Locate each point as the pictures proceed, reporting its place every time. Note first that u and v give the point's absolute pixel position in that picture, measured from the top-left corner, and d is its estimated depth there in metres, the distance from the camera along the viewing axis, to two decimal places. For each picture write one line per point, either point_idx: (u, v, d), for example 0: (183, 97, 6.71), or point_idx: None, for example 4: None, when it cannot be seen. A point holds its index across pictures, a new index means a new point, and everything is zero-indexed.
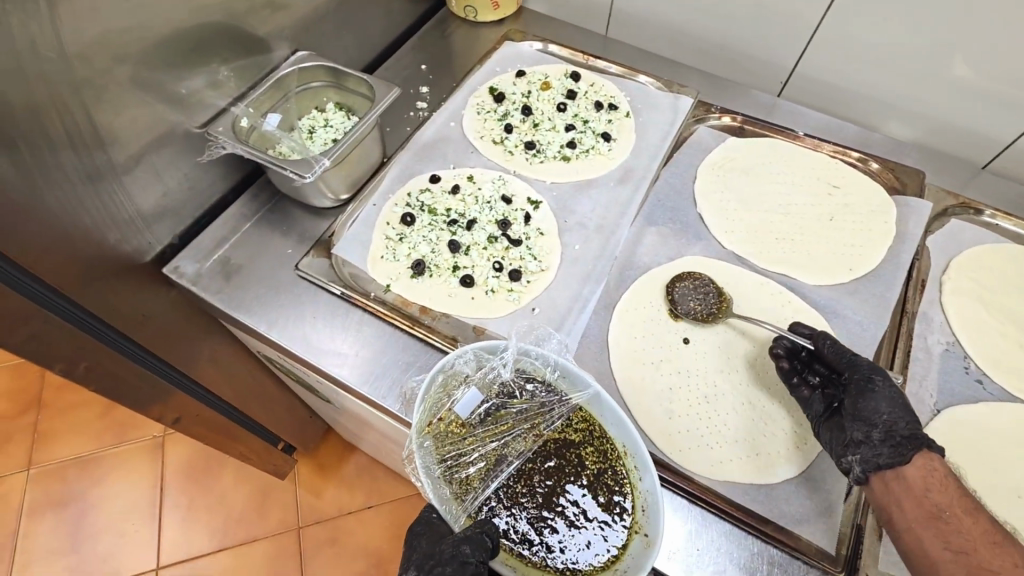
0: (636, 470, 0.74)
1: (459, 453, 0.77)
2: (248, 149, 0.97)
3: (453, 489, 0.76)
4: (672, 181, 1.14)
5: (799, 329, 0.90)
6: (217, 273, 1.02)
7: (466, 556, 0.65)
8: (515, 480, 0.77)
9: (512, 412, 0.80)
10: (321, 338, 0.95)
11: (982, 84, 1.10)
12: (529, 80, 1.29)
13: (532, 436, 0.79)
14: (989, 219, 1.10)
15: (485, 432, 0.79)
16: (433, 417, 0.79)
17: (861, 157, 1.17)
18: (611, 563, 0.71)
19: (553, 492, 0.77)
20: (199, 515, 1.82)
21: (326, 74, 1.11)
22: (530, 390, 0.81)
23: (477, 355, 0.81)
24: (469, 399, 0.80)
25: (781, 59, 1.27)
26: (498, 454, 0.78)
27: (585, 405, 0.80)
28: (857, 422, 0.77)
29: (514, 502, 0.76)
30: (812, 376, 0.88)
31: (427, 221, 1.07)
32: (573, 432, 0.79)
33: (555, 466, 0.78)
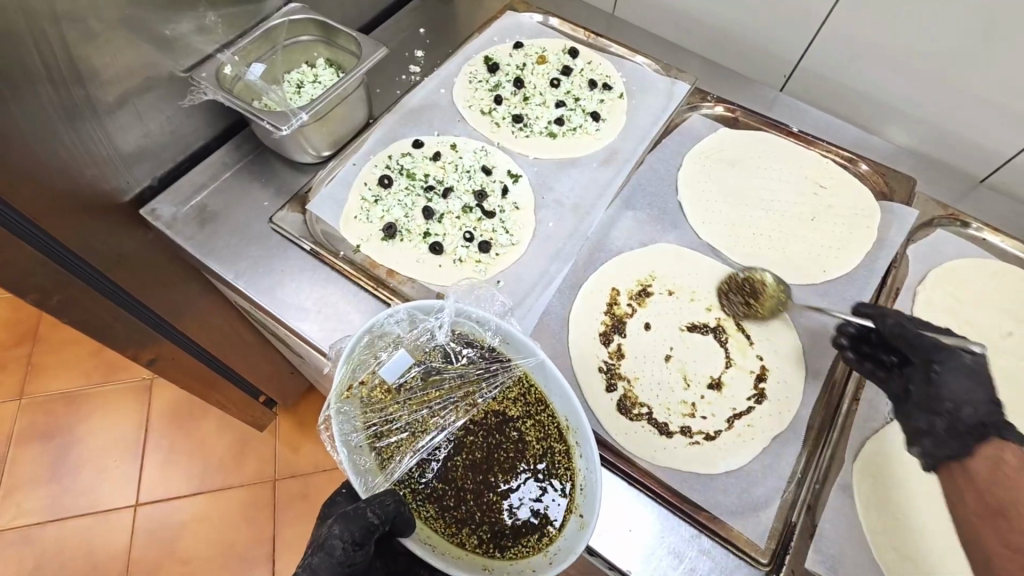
0: (576, 447, 0.78)
1: (383, 419, 0.78)
2: (227, 97, 0.96)
3: (376, 459, 0.76)
4: (657, 166, 1.13)
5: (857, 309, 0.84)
6: (194, 219, 1.03)
7: (333, 540, 0.66)
8: (446, 450, 0.80)
9: (444, 378, 0.82)
10: (287, 292, 0.96)
11: (988, 92, 1.07)
12: (525, 52, 1.27)
13: (464, 405, 0.81)
14: (976, 232, 1.08)
15: (413, 399, 0.81)
16: (354, 380, 0.79)
17: (852, 157, 1.14)
18: (542, 546, 0.75)
19: (489, 464, 0.79)
20: (180, 458, 1.87)
21: (317, 28, 1.10)
22: (469, 356, 0.83)
23: (412, 316, 0.82)
24: (397, 361, 0.81)
25: (785, 51, 1.24)
26: (426, 421, 0.80)
27: (528, 372, 0.83)
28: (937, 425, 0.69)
29: (445, 471, 0.79)
30: (886, 357, 0.82)
31: (405, 186, 1.07)
32: (511, 402, 0.82)
33: (491, 435, 0.81)
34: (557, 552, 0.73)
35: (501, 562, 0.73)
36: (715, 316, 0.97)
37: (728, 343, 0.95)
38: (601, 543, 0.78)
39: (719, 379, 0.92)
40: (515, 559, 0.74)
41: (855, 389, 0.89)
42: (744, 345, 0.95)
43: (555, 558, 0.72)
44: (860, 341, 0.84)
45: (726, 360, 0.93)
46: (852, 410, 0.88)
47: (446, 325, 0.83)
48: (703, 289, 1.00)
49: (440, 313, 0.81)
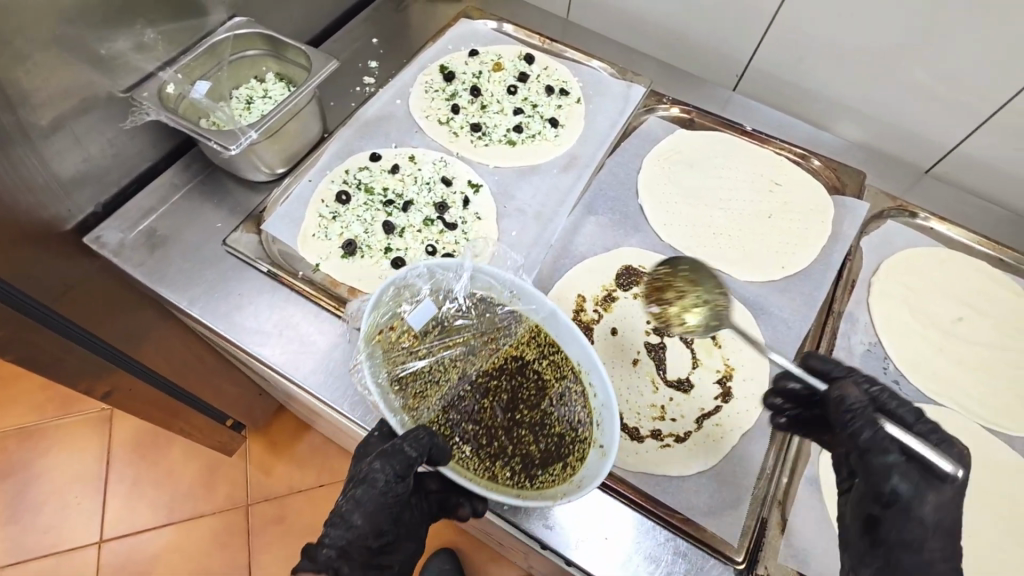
0: (589, 384, 0.83)
1: (410, 362, 0.86)
2: (171, 117, 0.92)
3: (406, 399, 0.83)
4: (617, 170, 1.13)
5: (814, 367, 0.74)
6: (142, 245, 0.99)
7: (375, 473, 0.72)
8: (472, 393, 0.86)
9: (464, 326, 0.90)
10: (245, 316, 0.93)
11: (929, 85, 1.11)
12: (481, 59, 1.26)
13: (485, 351, 0.88)
14: (924, 222, 1.12)
15: (437, 344, 0.88)
16: (382, 326, 0.85)
17: (806, 155, 1.17)
18: (567, 475, 0.78)
19: (512, 404, 0.85)
20: (145, 489, 1.79)
21: (264, 42, 1.07)
22: (485, 307, 0.91)
23: (432, 271, 0.89)
24: (422, 309, 0.88)
25: (735, 52, 1.26)
26: (450, 364, 0.87)
27: (541, 322, 0.88)
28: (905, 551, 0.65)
29: (472, 411, 0.84)
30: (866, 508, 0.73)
31: (363, 201, 1.05)
32: (527, 348, 0.88)
33: (511, 377, 0.87)
34: (582, 480, 0.76)
35: (531, 491, 0.77)
36: None
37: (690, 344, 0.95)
38: (579, 555, 0.78)
39: (686, 379, 0.92)
40: (544, 489, 0.77)
41: None
42: (710, 345, 0.95)
43: (582, 483, 0.75)
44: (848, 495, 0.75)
45: (693, 360, 0.94)
46: None
47: (464, 278, 0.90)
48: (669, 291, 1.01)
49: (458, 269, 0.89)
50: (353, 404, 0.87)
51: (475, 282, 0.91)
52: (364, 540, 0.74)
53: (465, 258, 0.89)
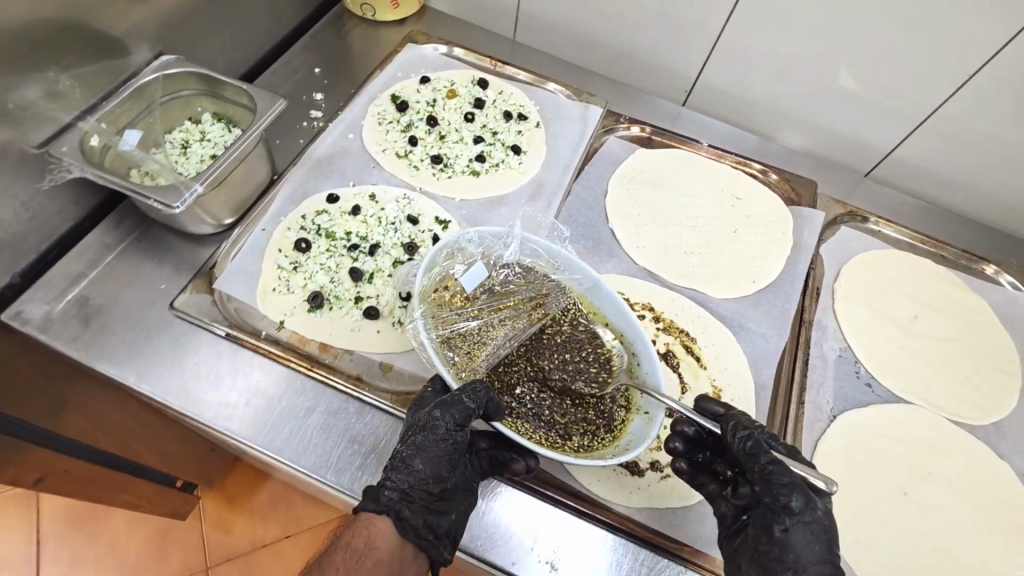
0: (633, 353, 0.88)
1: (461, 320, 0.91)
2: (101, 175, 0.81)
3: (459, 355, 0.87)
4: (584, 196, 1.12)
5: (708, 408, 0.80)
6: (72, 316, 0.88)
7: (435, 421, 0.75)
8: (524, 352, 0.90)
9: (515, 291, 0.93)
10: (203, 386, 0.84)
11: (866, 94, 1.17)
12: (434, 87, 1.21)
13: (536, 314, 0.92)
14: (873, 225, 1.18)
15: (489, 307, 0.92)
16: (437, 286, 0.91)
17: (763, 169, 1.20)
18: (611, 442, 0.83)
19: (564, 368, 0.88)
20: (86, 568, 1.61)
21: (198, 81, 0.98)
22: (533, 274, 0.94)
23: (482, 239, 0.94)
24: (473, 272, 0.93)
25: (684, 68, 1.28)
26: (501, 323, 0.91)
27: (583, 293, 0.92)
28: (757, 570, 0.70)
29: (524, 369, 0.88)
30: (722, 467, 0.81)
31: (325, 247, 0.97)
32: (575, 314, 0.92)
33: (562, 340, 0.90)
34: (627, 445, 0.81)
35: (579, 451, 0.81)
36: (663, 342, 0.98)
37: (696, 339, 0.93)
38: None
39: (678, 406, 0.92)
40: (588, 451, 0.82)
41: (798, 393, 0.96)
42: (696, 367, 0.96)
43: (629, 446, 0.80)
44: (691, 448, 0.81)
45: (681, 386, 0.94)
46: (800, 415, 0.94)
47: (513, 246, 0.94)
48: (649, 316, 1.00)
49: (508, 238, 0.94)
50: (339, 472, 0.81)
51: (523, 250, 0.95)
52: (424, 487, 0.74)
53: (515, 227, 0.94)
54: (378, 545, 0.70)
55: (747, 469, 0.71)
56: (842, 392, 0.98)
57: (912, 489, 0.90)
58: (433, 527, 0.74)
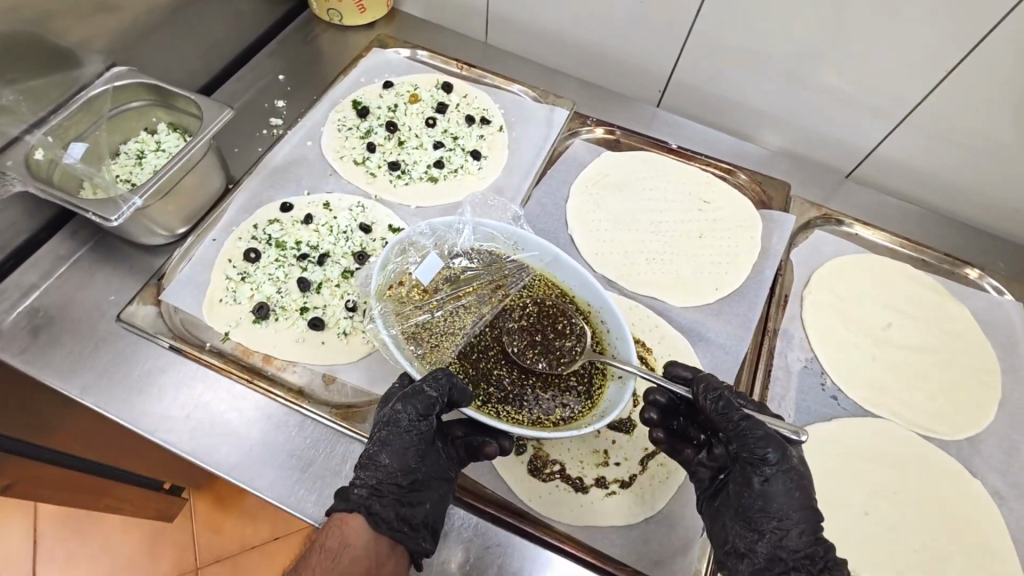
0: (599, 321, 0.90)
1: (420, 310, 0.91)
2: (42, 189, 0.82)
3: (420, 351, 0.86)
4: (545, 201, 1.10)
5: (676, 373, 0.81)
6: (23, 329, 0.89)
7: (397, 415, 0.75)
8: (488, 336, 0.90)
9: (474, 277, 0.95)
10: (146, 399, 0.84)
11: (846, 89, 1.11)
12: (396, 91, 1.20)
13: (496, 297, 0.93)
14: (849, 228, 1.14)
15: (449, 297, 0.93)
16: (393, 282, 0.91)
17: (731, 169, 1.15)
18: (589, 412, 0.83)
19: (527, 350, 0.89)
20: (79, 567, 1.65)
21: (150, 91, 0.98)
22: (489, 258, 0.96)
23: (434, 230, 0.95)
24: (428, 264, 0.94)
25: (655, 65, 1.23)
26: (461, 311, 0.92)
27: (544, 270, 0.95)
28: (742, 525, 0.71)
29: (488, 355, 0.89)
30: (696, 432, 0.81)
31: (274, 257, 0.97)
32: (535, 293, 0.94)
33: (523, 321, 0.91)
34: (605, 411, 0.82)
35: (555, 427, 0.82)
36: None
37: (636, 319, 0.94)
38: None
39: (629, 420, 0.89)
40: (567, 425, 0.82)
41: None
42: (649, 379, 0.92)
43: (606, 412, 0.81)
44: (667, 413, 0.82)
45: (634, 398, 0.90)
46: None
47: (466, 232, 0.95)
48: None
49: (459, 225, 0.95)
50: (276, 486, 0.80)
51: (477, 236, 0.96)
52: (393, 480, 0.74)
53: (466, 213, 0.95)
54: (351, 542, 0.69)
55: (723, 427, 0.72)
56: (805, 404, 0.94)
57: (874, 509, 0.86)
58: (407, 518, 0.73)
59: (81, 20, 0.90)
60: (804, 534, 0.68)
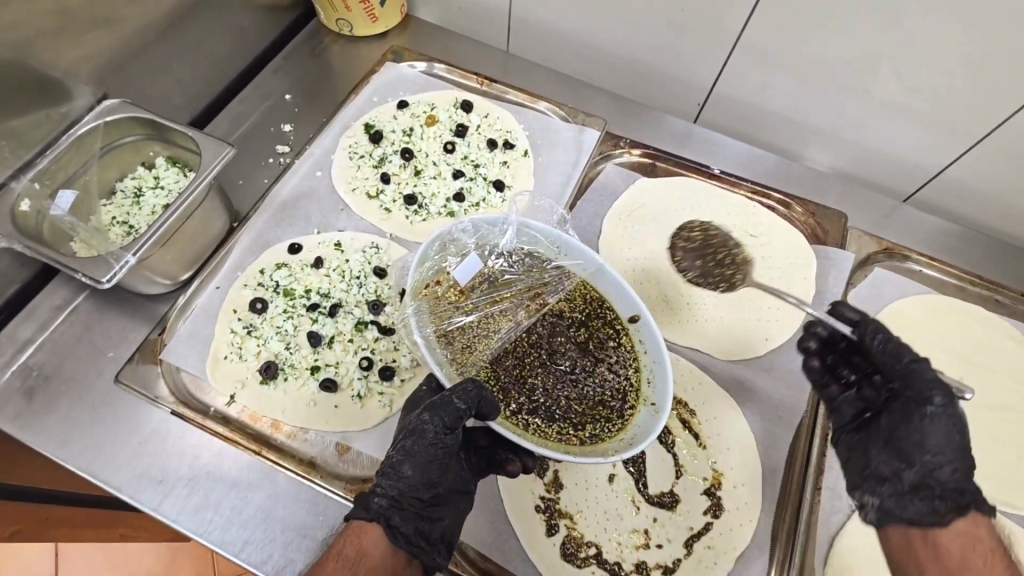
0: (638, 338, 0.80)
1: (456, 316, 0.81)
2: (26, 246, 0.74)
3: (452, 355, 0.78)
4: (575, 237, 1.01)
5: (843, 313, 0.72)
6: (18, 389, 0.83)
7: (423, 424, 0.68)
8: (524, 345, 0.81)
9: (512, 281, 0.85)
10: (148, 472, 0.78)
11: (918, 107, 0.96)
12: (412, 112, 1.10)
13: (534, 305, 0.83)
14: (914, 266, 1.02)
15: (485, 299, 0.83)
16: (428, 281, 0.82)
17: (782, 199, 1.05)
18: (617, 433, 0.75)
19: (564, 362, 0.81)
20: None
21: (145, 124, 0.89)
22: (532, 262, 0.85)
23: (477, 228, 0.84)
24: (467, 265, 0.83)
25: (696, 77, 1.09)
26: (497, 315, 0.83)
27: (587, 279, 0.84)
28: (891, 454, 0.66)
29: (521, 365, 0.80)
30: (847, 372, 0.74)
31: (282, 307, 0.90)
32: (578, 302, 0.83)
33: (561, 331, 0.83)
34: (634, 438, 0.73)
35: (583, 447, 0.73)
36: None
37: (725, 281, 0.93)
38: None
39: (670, 494, 0.81)
40: (594, 446, 0.73)
41: (815, 477, 0.82)
42: (694, 447, 0.84)
43: (633, 440, 0.73)
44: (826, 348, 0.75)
45: (676, 468, 0.83)
46: (815, 505, 0.81)
47: (510, 233, 0.84)
48: None
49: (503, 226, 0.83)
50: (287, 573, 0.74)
51: (522, 238, 0.85)
52: (416, 493, 0.67)
53: (511, 213, 0.83)
54: (369, 553, 0.61)
55: (886, 367, 0.67)
56: None
57: None
58: (426, 534, 0.66)
59: (46, 44, 0.80)
60: (953, 467, 0.62)
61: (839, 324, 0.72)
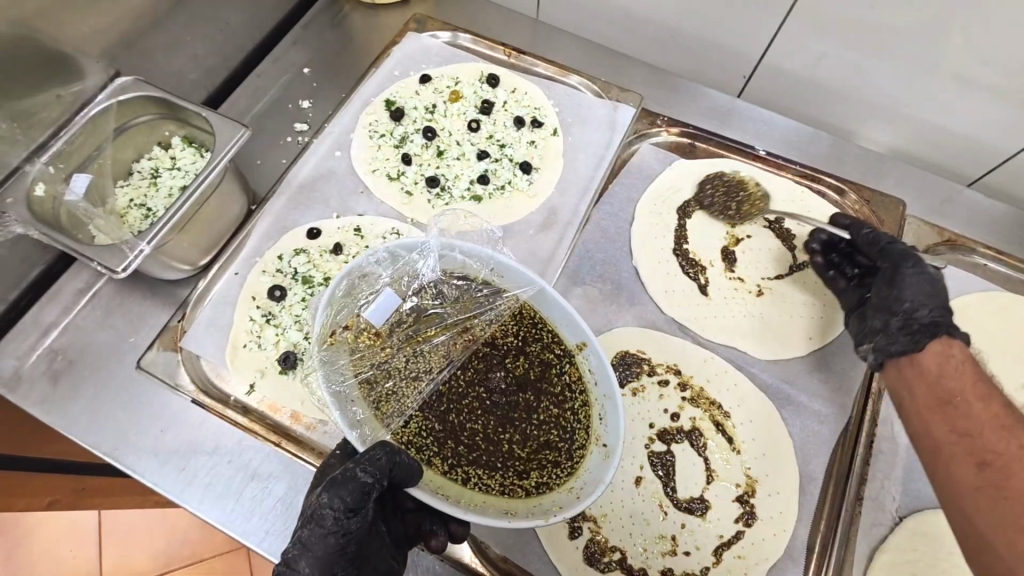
0: (585, 366, 0.74)
1: (374, 365, 0.74)
2: (41, 232, 0.73)
3: (373, 408, 0.71)
4: (605, 224, 0.95)
5: (839, 220, 0.87)
6: (42, 374, 0.82)
7: (321, 510, 0.54)
8: (454, 388, 0.75)
9: (440, 315, 0.79)
10: (170, 461, 0.77)
11: (995, 81, 0.86)
12: (435, 87, 1.05)
13: (464, 339, 0.77)
14: (977, 259, 0.94)
15: (406, 339, 0.77)
16: (337, 326, 0.74)
17: (833, 184, 0.98)
18: (567, 483, 0.69)
19: (502, 401, 0.75)
20: None
21: (160, 102, 0.86)
22: (461, 287, 0.79)
23: (394, 255, 0.77)
24: (382, 302, 0.76)
25: (742, 47, 0.99)
26: (418, 362, 0.76)
27: (528, 301, 0.78)
28: (882, 312, 0.75)
29: (452, 411, 0.74)
30: (851, 268, 0.86)
31: (301, 295, 0.87)
32: (517, 326, 0.78)
33: (496, 366, 0.77)
34: (583, 487, 0.67)
35: (527, 504, 0.67)
36: (689, 416, 0.82)
37: (794, 236, 0.93)
38: None
39: (701, 499, 0.78)
40: (540, 498, 0.68)
41: (858, 486, 0.78)
42: (727, 450, 0.80)
43: (582, 492, 0.67)
44: (829, 249, 0.88)
45: (707, 473, 0.79)
46: (854, 516, 0.77)
47: (431, 258, 0.78)
48: (674, 381, 0.84)
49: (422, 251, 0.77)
50: None
51: (444, 262, 0.79)
52: None
53: (431, 235, 0.77)
54: None
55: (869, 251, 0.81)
56: (915, 486, 0.79)
57: None
58: None
59: (53, 19, 0.77)
60: (937, 308, 0.71)
61: (837, 231, 0.87)
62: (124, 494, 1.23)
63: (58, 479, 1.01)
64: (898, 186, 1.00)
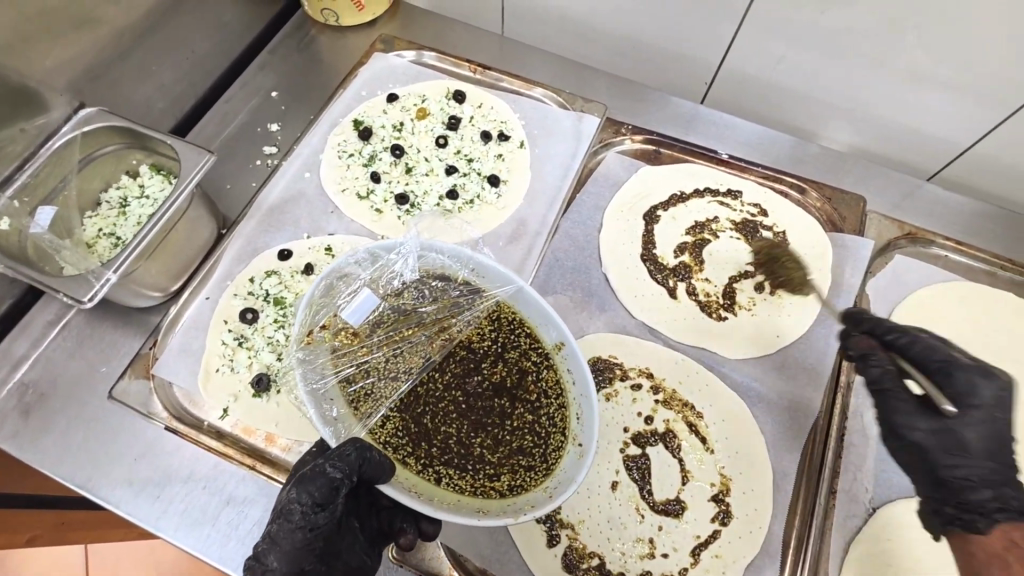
0: (565, 367, 0.74)
1: (354, 364, 0.75)
2: (5, 265, 0.73)
3: (351, 404, 0.72)
4: (574, 232, 0.96)
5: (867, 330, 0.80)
6: (13, 407, 0.81)
7: (289, 506, 0.55)
8: (430, 389, 0.76)
9: (420, 315, 0.79)
10: (144, 489, 0.77)
11: (945, 77, 0.89)
12: (402, 105, 1.06)
13: (442, 339, 0.78)
14: (939, 250, 0.97)
15: (385, 339, 0.78)
16: (314, 326, 0.75)
17: (794, 184, 1.00)
18: (542, 483, 0.69)
19: (478, 401, 0.76)
20: None
21: (125, 132, 0.87)
22: (441, 287, 0.80)
23: (374, 255, 0.77)
24: (361, 303, 0.77)
25: (701, 54, 1.02)
26: (397, 359, 0.77)
27: (507, 301, 0.78)
28: None
29: (428, 411, 0.75)
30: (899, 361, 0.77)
31: (273, 316, 0.88)
32: (495, 326, 0.79)
33: (472, 367, 0.78)
34: (558, 487, 0.68)
35: (500, 504, 0.68)
36: (662, 418, 0.83)
37: (758, 236, 0.95)
38: None
39: (677, 500, 0.78)
40: (514, 498, 0.68)
41: (830, 480, 0.79)
42: (701, 450, 0.81)
43: (555, 492, 0.67)
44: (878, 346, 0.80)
45: (682, 474, 0.80)
46: (829, 509, 0.78)
47: (412, 259, 0.79)
48: (647, 384, 0.85)
49: (403, 251, 0.78)
50: None
51: (425, 263, 0.79)
52: None
53: (410, 237, 0.78)
54: None
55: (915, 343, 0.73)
56: (887, 476, 0.80)
57: None
58: None
59: (16, 54, 0.78)
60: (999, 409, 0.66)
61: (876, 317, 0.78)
62: (105, 526, 1.21)
63: (35, 513, 1.00)
64: (859, 182, 1.03)
